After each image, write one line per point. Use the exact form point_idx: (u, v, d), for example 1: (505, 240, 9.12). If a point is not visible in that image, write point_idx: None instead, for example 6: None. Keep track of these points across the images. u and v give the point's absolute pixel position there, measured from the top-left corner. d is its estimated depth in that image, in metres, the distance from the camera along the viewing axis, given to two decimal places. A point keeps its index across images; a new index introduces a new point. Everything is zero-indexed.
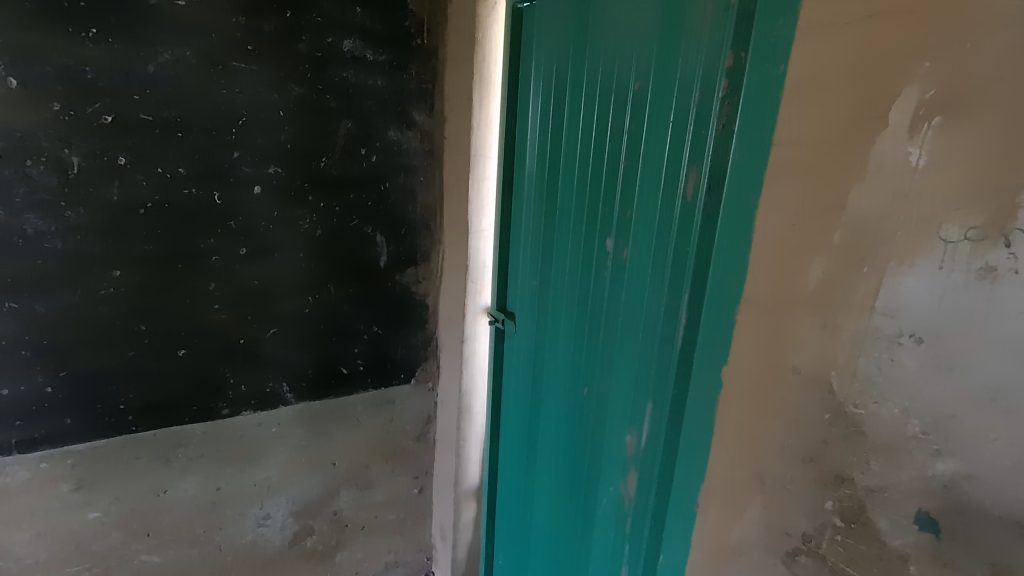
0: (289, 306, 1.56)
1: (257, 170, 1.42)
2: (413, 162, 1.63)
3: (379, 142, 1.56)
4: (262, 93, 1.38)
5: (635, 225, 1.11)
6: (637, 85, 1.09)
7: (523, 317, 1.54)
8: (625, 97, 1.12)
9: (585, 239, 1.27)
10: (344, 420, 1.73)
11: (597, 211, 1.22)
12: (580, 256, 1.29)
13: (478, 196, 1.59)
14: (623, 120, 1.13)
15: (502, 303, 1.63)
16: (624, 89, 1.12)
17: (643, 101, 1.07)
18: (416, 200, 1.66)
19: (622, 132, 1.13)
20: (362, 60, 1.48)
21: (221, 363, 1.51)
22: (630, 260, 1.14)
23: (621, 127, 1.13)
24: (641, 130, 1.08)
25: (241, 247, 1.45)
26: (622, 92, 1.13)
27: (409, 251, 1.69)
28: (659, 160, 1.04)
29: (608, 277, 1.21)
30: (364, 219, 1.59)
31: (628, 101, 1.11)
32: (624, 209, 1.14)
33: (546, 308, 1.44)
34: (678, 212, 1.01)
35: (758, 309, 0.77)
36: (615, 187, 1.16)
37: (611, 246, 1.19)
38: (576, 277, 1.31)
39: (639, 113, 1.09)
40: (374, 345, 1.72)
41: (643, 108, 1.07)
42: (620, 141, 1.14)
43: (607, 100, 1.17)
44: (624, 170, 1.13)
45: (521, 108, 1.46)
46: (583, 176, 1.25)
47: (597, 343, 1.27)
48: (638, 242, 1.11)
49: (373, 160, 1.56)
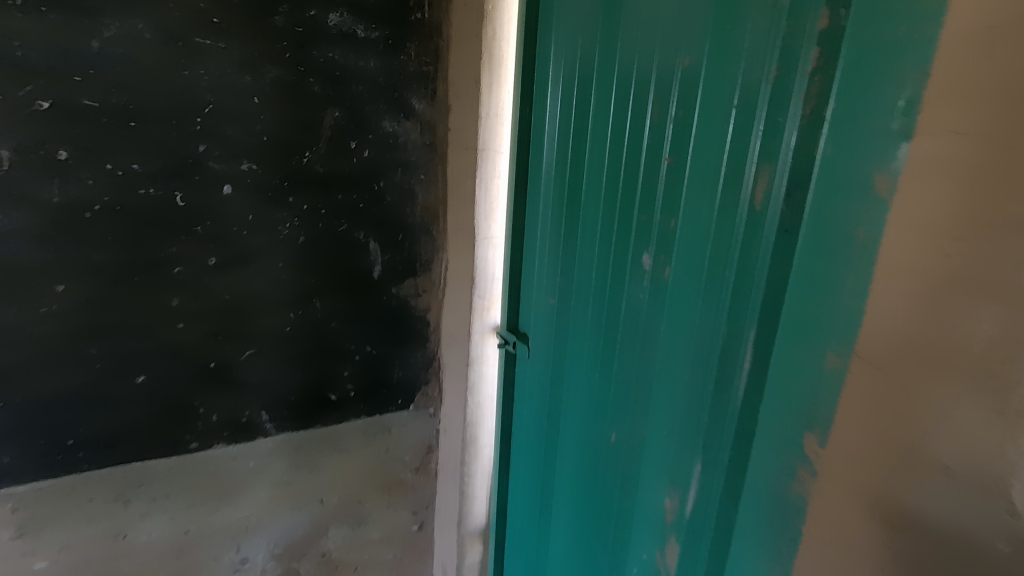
0: (267, 323, 1.35)
1: (228, 166, 1.21)
2: (412, 158, 1.41)
3: (372, 134, 1.34)
4: (231, 75, 1.17)
5: (684, 239, 0.88)
6: (686, 60, 0.85)
7: (537, 340, 1.32)
8: (672, 77, 0.88)
9: (615, 251, 1.04)
10: (334, 451, 1.53)
11: (633, 218, 0.99)
12: (610, 272, 1.06)
13: (486, 198, 1.37)
14: (668, 106, 0.89)
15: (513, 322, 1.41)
16: (669, 66, 0.89)
17: (696, 78, 0.84)
18: (415, 202, 1.44)
19: (666, 120, 0.90)
20: (351, 38, 1.26)
21: (190, 390, 1.31)
22: (674, 281, 0.91)
23: (667, 115, 0.90)
24: (695, 118, 0.84)
25: (210, 256, 1.25)
26: (667, 70, 0.89)
27: (408, 260, 1.48)
28: (716, 156, 0.81)
29: (643, 300, 0.99)
30: (355, 223, 1.38)
31: (673, 80, 0.88)
32: (666, 217, 0.91)
33: (566, 332, 1.22)
34: (742, 221, 0.78)
35: (878, 367, 0.55)
36: (656, 189, 0.93)
37: (649, 262, 0.96)
38: (600, 297, 1.10)
39: (689, 95, 0.85)
40: (367, 366, 1.51)
41: (695, 91, 0.84)
42: (665, 131, 0.90)
43: (649, 81, 0.93)
44: (667, 168, 0.90)
45: (539, 96, 1.24)
46: (615, 174, 1.03)
47: (629, 381, 1.04)
48: (685, 258, 0.88)
49: (365, 155, 1.35)
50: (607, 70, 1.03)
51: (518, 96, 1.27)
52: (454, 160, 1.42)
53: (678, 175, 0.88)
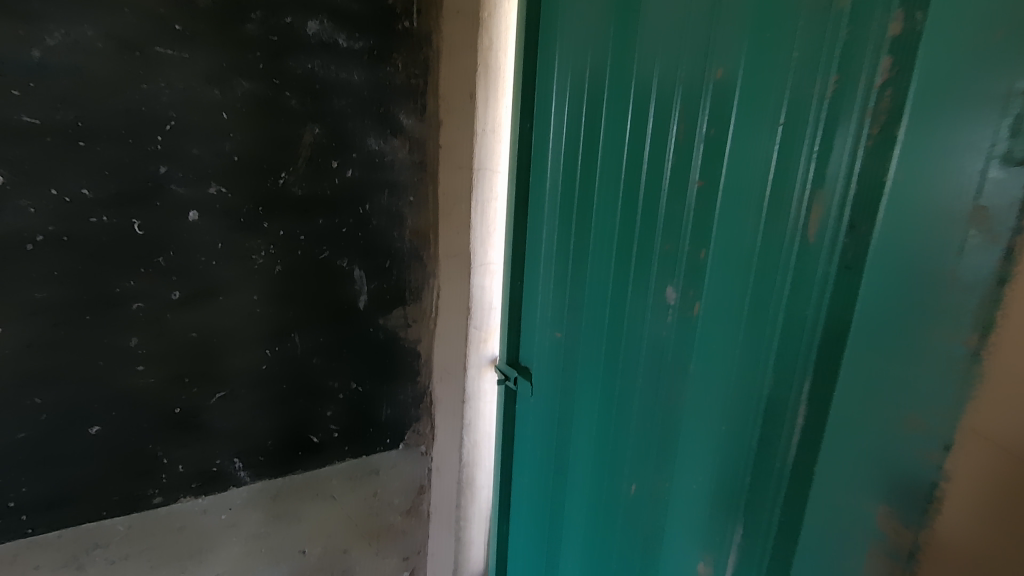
0: (239, 362, 1.22)
1: (193, 189, 1.08)
2: (400, 177, 1.29)
3: (356, 152, 1.22)
4: (197, 88, 1.04)
5: (720, 273, 0.78)
6: (720, 71, 0.76)
7: (540, 375, 1.21)
8: (706, 92, 0.78)
9: (633, 282, 0.94)
10: (316, 499, 1.37)
11: (656, 247, 0.88)
12: (628, 306, 0.95)
13: (482, 222, 1.29)
14: (699, 123, 0.79)
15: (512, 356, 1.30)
16: (699, 78, 0.79)
17: (733, 92, 0.74)
18: (404, 224, 1.32)
19: (697, 139, 0.80)
20: (332, 47, 1.14)
21: (153, 439, 1.17)
22: (706, 319, 0.81)
23: (699, 133, 0.79)
24: (736, 139, 0.74)
25: (174, 290, 1.11)
26: (697, 83, 0.79)
27: (396, 288, 1.36)
28: (759, 180, 0.71)
29: (667, 338, 0.88)
30: (338, 250, 1.26)
31: (704, 94, 0.78)
32: (696, 248, 0.81)
33: (574, 368, 1.11)
34: (792, 256, 0.68)
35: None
36: (683, 215, 0.83)
37: (674, 296, 0.86)
38: (615, 332, 0.99)
39: (725, 111, 0.75)
40: (352, 405, 1.38)
41: (731, 106, 0.75)
42: (696, 151, 0.80)
43: (675, 95, 0.83)
44: (698, 193, 0.80)
45: (541, 111, 1.14)
46: (633, 198, 0.92)
47: (650, 427, 0.93)
48: (718, 295, 0.78)
49: (348, 175, 1.22)
50: (623, 83, 0.93)
51: (518, 111, 1.17)
52: (443, 176, 1.31)
53: (711, 201, 0.78)
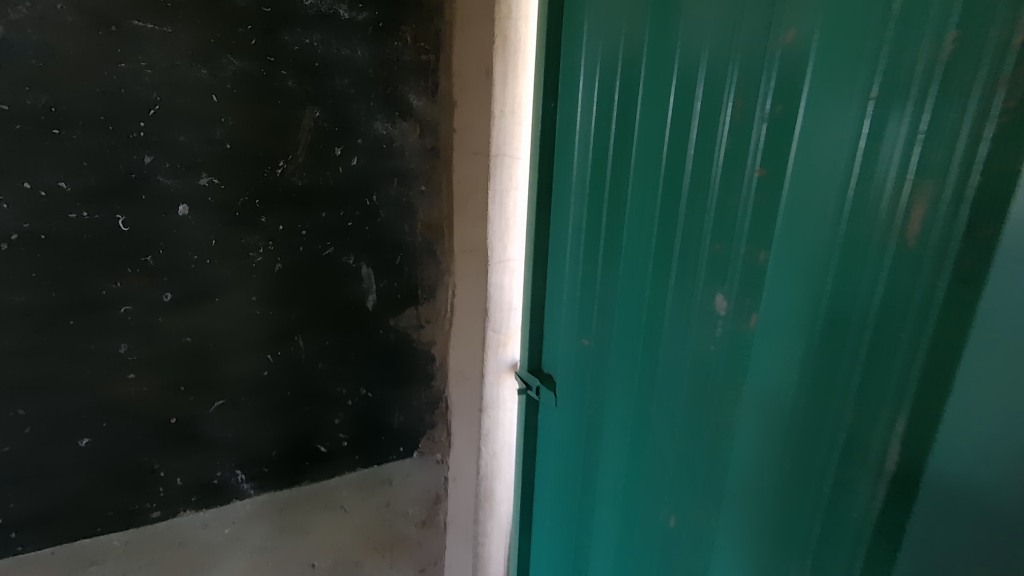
0: (239, 368, 1.13)
1: (182, 181, 0.98)
2: (409, 165, 1.17)
3: (361, 138, 1.11)
4: (182, 68, 0.93)
5: (787, 279, 0.65)
6: (789, 34, 0.62)
7: (564, 383, 1.10)
8: (773, 59, 0.64)
9: (674, 287, 0.81)
10: (325, 509, 1.27)
11: (704, 247, 0.75)
12: (669, 314, 0.83)
13: (501, 215, 1.18)
14: (761, 99, 0.66)
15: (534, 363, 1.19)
16: (761, 44, 0.66)
17: (807, 59, 0.60)
18: (415, 217, 1.21)
19: (758, 118, 0.66)
20: (332, 20, 1.02)
21: (148, 450, 1.09)
22: (764, 332, 0.68)
23: (762, 111, 0.66)
24: (811, 117, 0.60)
25: (165, 292, 1.02)
26: (759, 49, 0.66)
27: (408, 286, 1.25)
28: (836, 167, 0.58)
29: (716, 353, 0.76)
30: (343, 246, 1.15)
31: (767, 63, 0.65)
32: (755, 248, 0.68)
33: (604, 380, 0.99)
34: (888, 262, 0.54)
35: None
36: (739, 210, 0.70)
37: (723, 304, 0.74)
38: (651, 341, 0.87)
39: (795, 83, 0.62)
40: (361, 412, 1.29)
41: (802, 78, 0.61)
42: (756, 132, 0.67)
43: (732, 65, 0.69)
44: (757, 183, 0.67)
45: (567, 88, 1.01)
46: (676, 187, 0.79)
47: (692, 455, 0.81)
48: (780, 304, 0.66)
49: (353, 164, 1.11)
50: (664, 53, 0.80)
51: (540, 89, 1.04)
52: (458, 167, 1.18)
53: (775, 193, 0.65)
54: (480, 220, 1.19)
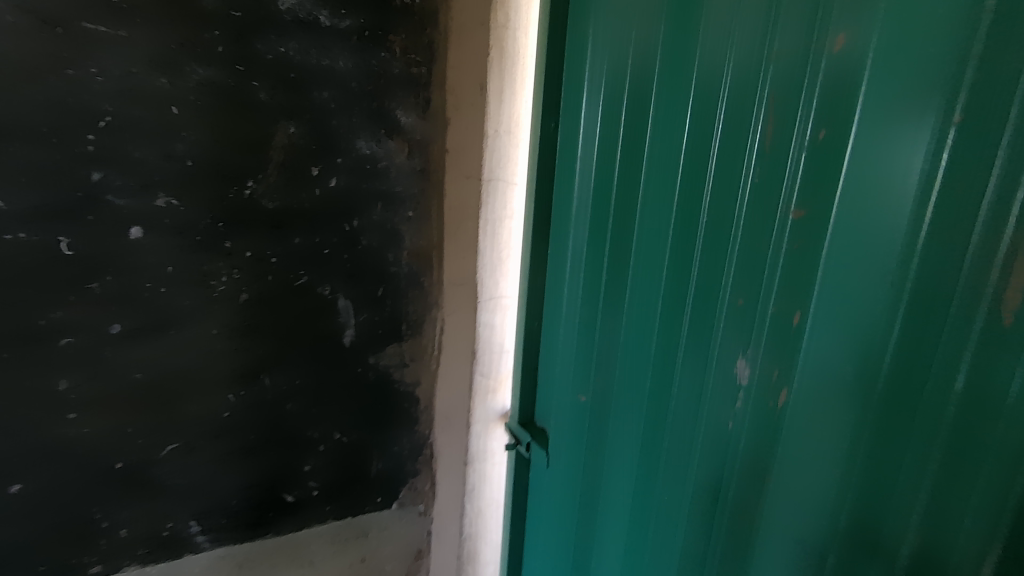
0: (197, 408, 1.01)
1: (136, 201, 0.88)
2: (396, 188, 1.06)
3: (341, 157, 1.00)
4: (140, 76, 0.84)
5: (835, 350, 0.51)
6: (839, 45, 0.50)
7: (559, 441, 0.96)
8: (816, 76, 0.52)
9: (686, 344, 0.68)
10: (292, 565, 1.17)
11: (725, 300, 0.62)
12: (680, 377, 0.69)
13: (493, 245, 1.14)
14: (800, 124, 0.53)
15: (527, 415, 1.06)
16: (801, 58, 0.53)
17: (863, 75, 0.48)
18: (400, 245, 1.09)
19: (797, 148, 0.54)
20: (312, 26, 0.92)
21: (90, 499, 0.97)
22: (802, 413, 0.55)
23: (801, 139, 0.53)
24: (868, 149, 0.48)
25: (113, 323, 0.91)
26: (798, 64, 0.53)
27: (391, 321, 1.12)
28: (901, 213, 0.46)
29: (738, 430, 0.62)
30: (318, 275, 1.03)
31: (808, 80, 0.53)
32: (790, 307, 0.55)
33: (603, 443, 0.85)
34: (981, 340, 0.41)
35: None
36: (770, 259, 0.57)
37: (747, 371, 0.60)
38: (659, 405, 0.74)
39: (846, 106, 0.49)
40: (336, 458, 1.16)
41: (855, 99, 0.49)
42: (792, 164, 0.54)
43: (763, 84, 0.57)
44: (792, 227, 0.54)
45: (570, 108, 0.89)
46: (692, 226, 0.66)
47: (707, 547, 0.67)
48: (824, 380, 0.53)
49: (331, 185, 1.00)
50: (681, 69, 0.68)
51: (540, 108, 0.92)
52: (449, 191, 1.09)
53: (819, 241, 0.52)
54: (472, 247, 1.13)
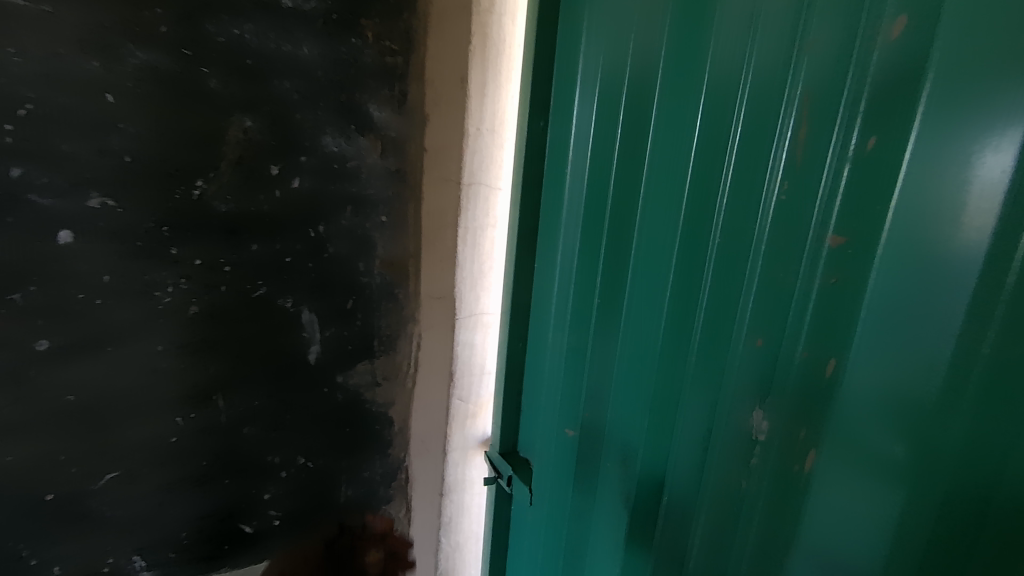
0: (139, 433, 0.89)
1: (65, 200, 0.77)
2: (368, 190, 0.95)
3: (305, 155, 0.89)
4: (67, 58, 0.72)
5: (879, 410, 0.42)
6: (894, 36, 0.40)
7: (544, 479, 0.86)
8: (864, 73, 0.42)
9: (690, 386, 0.58)
10: None
11: (741, 338, 0.52)
12: (682, 423, 0.60)
13: (473, 257, 1.05)
14: (842, 132, 0.43)
15: (509, 444, 0.96)
16: (842, 51, 0.43)
17: (926, 73, 0.38)
18: (373, 253, 0.98)
19: (837, 161, 0.44)
20: (271, 7, 0.82)
21: (14, 539, 0.85)
22: (833, 483, 0.45)
23: (844, 150, 0.43)
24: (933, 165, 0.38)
25: (39, 338, 0.79)
26: (838, 59, 0.44)
27: (362, 336, 1.02)
28: (969, 248, 0.36)
29: (752, 493, 0.52)
30: (279, 286, 0.93)
31: (852, 78, 0.43)
32: (822, 354, 0.46)
33: (592, 488, 0.75)
34: None
35: None
36: (798, 294, 0.47)
37: (765, 425, 0.51)
38: (656, 453, 0.64)
39: (902, 111, 0.40)
40: (300, 485, 1.05)
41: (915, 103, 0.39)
42: (830, 181, 0.44)
43: (793, 83, 0.47)
44: (827, 257, 0.45)
45: (562, 106, 0.79)
46: (701, 249, 0.56)
47: None
48: (864, 446, 0.43)
49: (294, 186, 0.90)
50: (689, 64, 0.58)
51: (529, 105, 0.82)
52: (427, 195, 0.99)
53: (865, 277, 0.42)
54: (450, 257, 1.04)
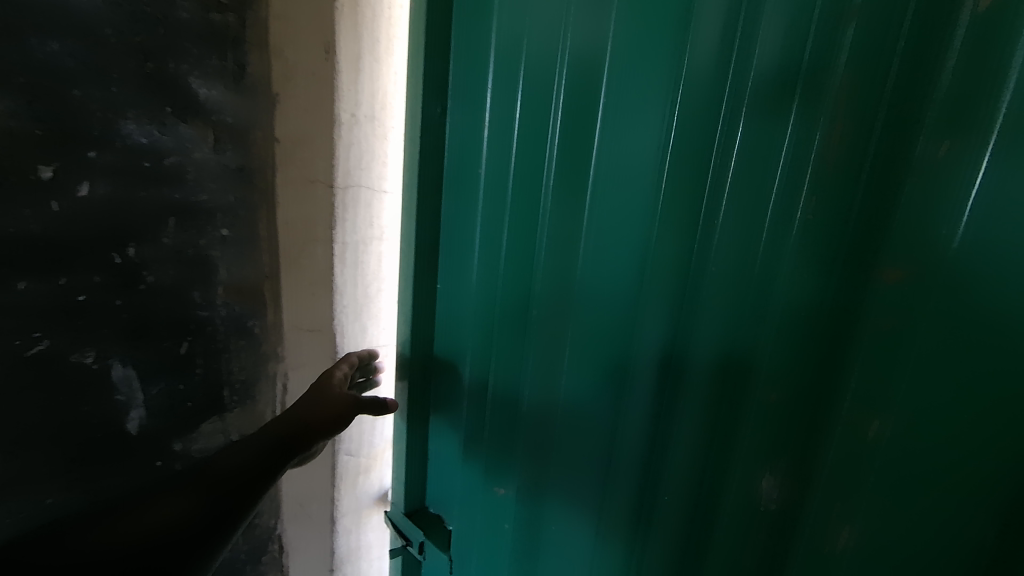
0: None
1: None
2: (202, 197, 0.68)
3: (97, 150, 0.58)
4: None
5: (924, 495, 0.37)
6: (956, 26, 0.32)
7: (470, 545, 0.75)
8: (920, 76, 0.34)
9: (682, 442, 0.50)
10: None
11: (752, 395, 0.44)
12: (666, 487, 0.52)
13: (355, 278, 0.88)
14: (883, 149, 0.36)
15: (414, 499, 0.83)
16: (885, 27, 0.35)
17: (1008, 82, 0.31)
18: (214, 280, 0.72)
19: (892, 171, 0.36)
20: None
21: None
22: (860, 566, 0.40)
23: (894, 166, 0.36)
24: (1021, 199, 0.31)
25: None
26: (879, 51, 0.35)
27: (205, 388, 0.75)
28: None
29: (761, 567, 0.46)
30: (69, 340, 0.61)
31: (896, 79, 0.35)
32: (859, 421, 0.39)
33: (539, 546, 0.66)
34: None
35: None
36: (820, 342, 0.40)
37: (778, 494, 0.44)
38: (629, 518, 0.56)
39: (972, 124, 0.32)
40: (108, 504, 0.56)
41: (989, 114, 0.32)
42: (864, 208, 0.37)
43: (817, 76, 0.38)
44: (882, 297, 0.37)
45: (474, 94, 0.65)
46: (688, 283, 0.47)
47: None
48: (914, 529, 0.37)
49: (82, 195, 0.58)
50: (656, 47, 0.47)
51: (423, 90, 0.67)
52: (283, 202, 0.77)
53: (925, 326, 0.35)
54: (326, 279, 0.85)
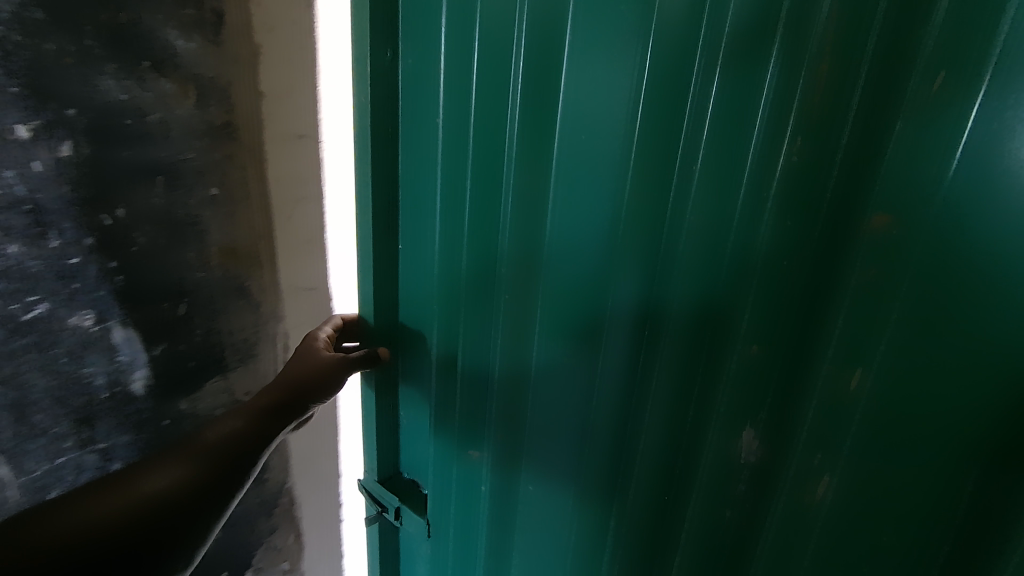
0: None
1: None
2: (186, 156, 0.67)
3: (76, 107, 0.57)
4: None
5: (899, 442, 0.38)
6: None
7: (448, 510, 0.77)
8: (914, 24, 0.33)
9: (661, 400, 0.51)
10: None
11: (730, 356, 0.45)
12: (643, 449, 0.53)
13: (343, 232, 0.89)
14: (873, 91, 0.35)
15: (388, 467, 0.83)
16: None
17: (1000, 26, 0.30)
18: (205, 241, 0.72)
19: (879, 121, 0.35)
20: None
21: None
22: (839, 513, 0.42)
23: (879, 116, 0.35)
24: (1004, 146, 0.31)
25: None
26: None
27: (206, 348, 0.76)
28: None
29: (739, 521, 0.48)
30: (65, 305, 0.61)
31: (884, 25, 0.34)
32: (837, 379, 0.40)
33: (514, 503, 0.67)
34: None
35: None
36: (797, 301, 0.41)
37: (757, 449, 0.45)
38: (608, 478, 0.57)
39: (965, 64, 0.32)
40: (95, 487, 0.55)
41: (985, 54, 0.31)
42: (845, 164, 0.37)
43: (806, 7, 0.37)
44: (864, 253, 0.37)
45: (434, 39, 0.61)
46: (666, 243, 0.47)
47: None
48: (890, 480, 0.39)
49: (65, 155, 0.57)
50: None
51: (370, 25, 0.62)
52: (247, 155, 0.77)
53: (908, 280, 0.36)
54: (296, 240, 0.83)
